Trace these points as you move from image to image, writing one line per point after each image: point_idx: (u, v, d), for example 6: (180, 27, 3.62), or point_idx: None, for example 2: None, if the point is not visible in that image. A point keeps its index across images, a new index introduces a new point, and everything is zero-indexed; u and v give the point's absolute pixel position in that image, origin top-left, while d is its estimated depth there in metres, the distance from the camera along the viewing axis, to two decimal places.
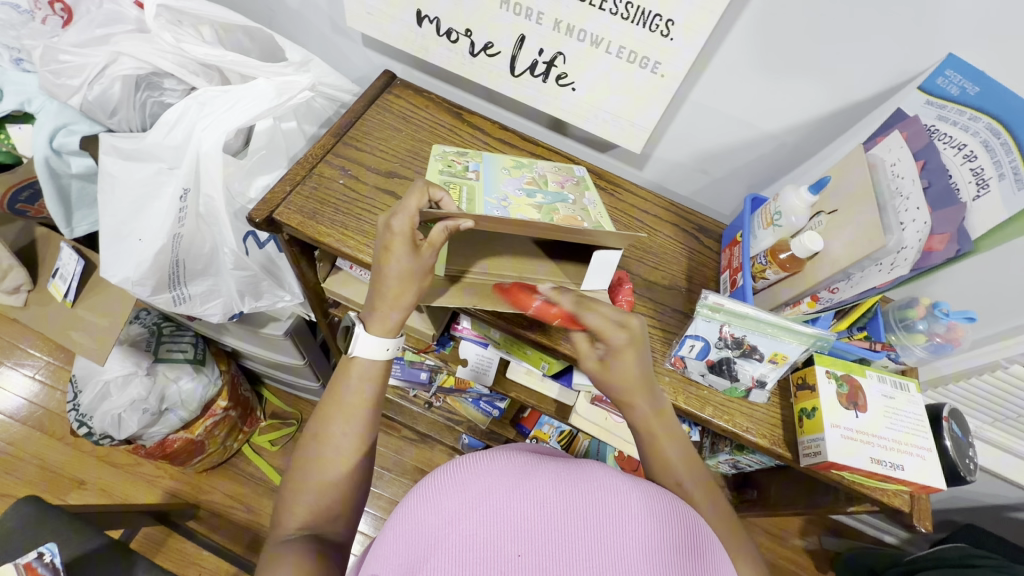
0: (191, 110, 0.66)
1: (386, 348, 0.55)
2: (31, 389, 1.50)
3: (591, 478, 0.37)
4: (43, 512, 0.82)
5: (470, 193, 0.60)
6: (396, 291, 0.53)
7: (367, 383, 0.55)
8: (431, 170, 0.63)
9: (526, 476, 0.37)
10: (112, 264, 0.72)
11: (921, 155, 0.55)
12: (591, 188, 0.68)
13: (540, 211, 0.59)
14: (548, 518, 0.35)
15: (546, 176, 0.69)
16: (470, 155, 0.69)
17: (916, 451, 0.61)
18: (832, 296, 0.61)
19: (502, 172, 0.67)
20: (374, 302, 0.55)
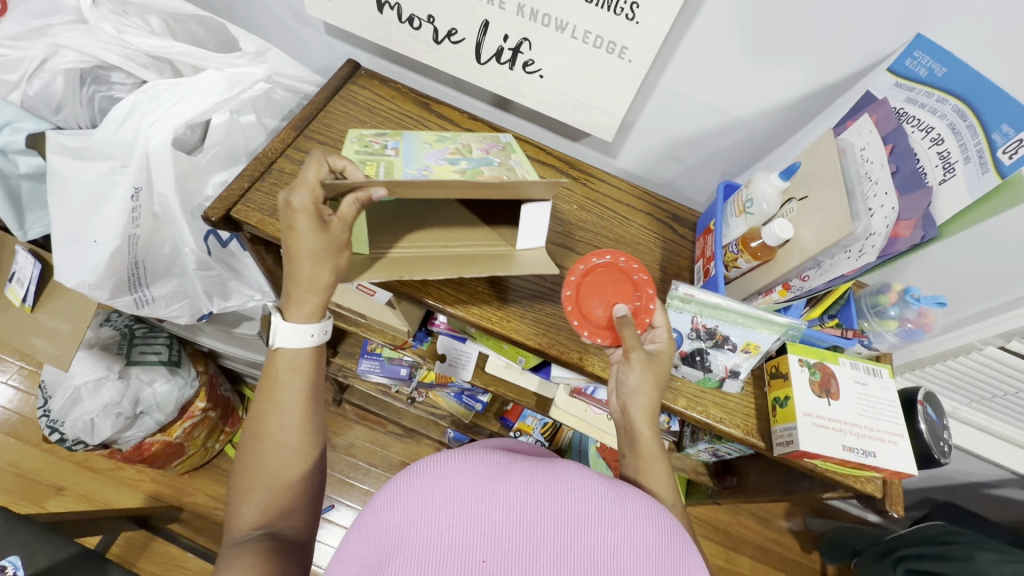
0: (140, 105, 0.63)
1: (309, 334, 0.56)
2: (3, 395, 1.46)
3: (565, 480, 0.37)
4: (9, 523, 0.80)
5: (387, 167, 0.57)
6: (310, 270, 0.53)
7: (295, 372, 0.57)
8: (345, 151, 0.60)
9: (498, 477, 0.36)
10: (67, 267, 0.68)
11: (890, 138, 0.54)
12: (516, 151, 0.67)
13: (464, 175, 0.57)
14: (517, 520, 0.34)
15: (470, 145, 0.67)
16: (390, 135, 0.67)
17: (888, 437, 0.61)
18: (802, 285, 0.61)
19: (423, 146, 0.64)
20: (289, 288, 0.54)
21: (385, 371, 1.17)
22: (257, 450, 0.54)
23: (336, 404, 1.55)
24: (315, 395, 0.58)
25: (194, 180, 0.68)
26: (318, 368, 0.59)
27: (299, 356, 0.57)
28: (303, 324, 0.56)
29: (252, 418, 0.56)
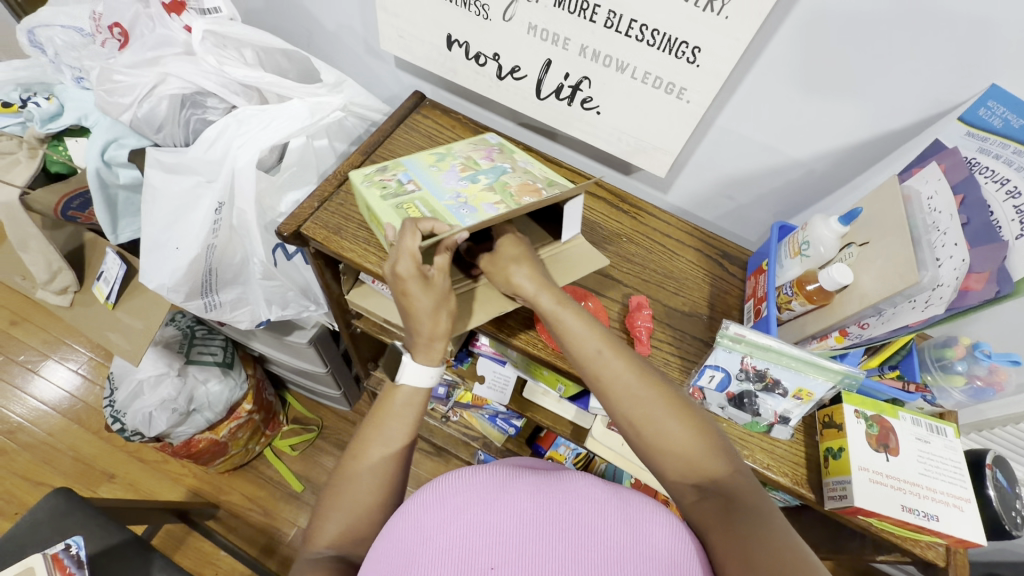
0: (230, 128, 0.69)
1: (431, 377, 0.59)
2: (71, 382, 1.57)
3: (557, 492, 0.48)
4: (73, 504, 0.86)
5: (427, 206, 0.61)
6: (432, 325, 0.58)
7: (410, 403, 0.58)
8: (374, 200, 0.62)
9: (503, 491, 0.47)
10: (151, 270, 0.75)
11: (960, 188, 0.52)
12: (516, 151, 0.72)
13: (496, 192, 0.63)
14: (517, 523, 0.45)
15: (471, 156, 0.70)
16: (391, 167, 0.68)
17: (953, 501, 0.57)
18: (861, 332, 0.58)
19: (432, 169, 0.67)
20: (415, 341, 0.59)
21: None
22: (350, 469, 0.54)
23: None
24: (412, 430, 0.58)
25: (272, 197, 0.73)
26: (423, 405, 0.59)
27: (417, 394, 0.59)
28: (420, 367, 0.58)
29: (357, 434, 0.57)
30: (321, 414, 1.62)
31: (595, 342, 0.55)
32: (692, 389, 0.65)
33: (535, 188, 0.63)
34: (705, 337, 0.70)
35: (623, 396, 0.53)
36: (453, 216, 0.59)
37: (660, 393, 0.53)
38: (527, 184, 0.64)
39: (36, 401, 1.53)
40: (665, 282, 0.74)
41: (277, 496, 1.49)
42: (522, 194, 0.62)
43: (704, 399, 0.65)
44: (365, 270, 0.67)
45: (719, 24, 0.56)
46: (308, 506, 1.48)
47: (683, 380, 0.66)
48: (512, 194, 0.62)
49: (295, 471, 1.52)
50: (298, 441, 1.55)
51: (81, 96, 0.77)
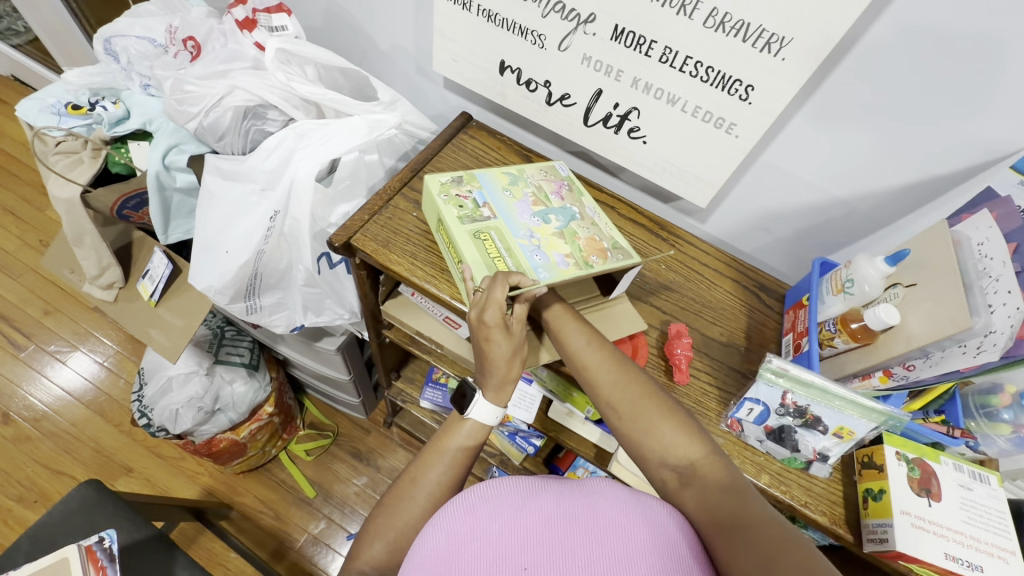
0: (288, 140, 0.72)
1: (494, 416, 0.61)
2: (97, 374, 1.60)
3: (582, 499, 0.49)
4: (103, 496, 0.87)
5: (502, 240, 0.64)
6: (508, 366, 0.59)
7: (471, 440, 0.61)
8: (451, 222, 0.64)
9: (530, 498, 0.49)
10: (201, 272, 0.77)
11: (1014, 236, 0.52)
12: (585, 193, 0.74)
13: (566, 241, 0.66)
14: (545, 528, 0.47)
15: (542, 187, 0.73)
16: (466, 180, 0.70)
17: (997, 552, 0.56)
18: (907, 374, 0.58)
19: (505, 195, 0.70)
20: (489, 379, 0.60)
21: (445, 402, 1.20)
22: (406, 490, 0.57)
23: (386, 426, 1.59)
24: (466, 462, 0.60)
25: (324, 207, 0.75)
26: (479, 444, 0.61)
27: (483, 430, 0.61)
28: (487, 405, 0.61)
29: (417, 459, 0.59)
30: (337, 421, 1.63)
31: (584, 339, 0.60)
32: (729, 421, 0.65)
33: (602, 247, 0.66)
34: (742, 368, 0.70)
35: (607, 387, 0.56)
36: (529, 264, 0.62)
37: (640, 385, 0.56)
38: (595, 240, 0.67)
39: (64, 390, 1.56)
40: (702, 311, 0.75)
41: (289, 500, 1.49)
42: (589, 251, 0.65)
43: (741, 431, 0.65)
44: (410, 283, 0.69)
45: (775, 65, 0.58)
46: (319, 513, 1.48)
47: (720, 412, 0.67)
48: (580, 250, 0.65)
49: (309, 476, 1.53)
50: (313, 446, 1.56)
51: (147, 102, 0.81)
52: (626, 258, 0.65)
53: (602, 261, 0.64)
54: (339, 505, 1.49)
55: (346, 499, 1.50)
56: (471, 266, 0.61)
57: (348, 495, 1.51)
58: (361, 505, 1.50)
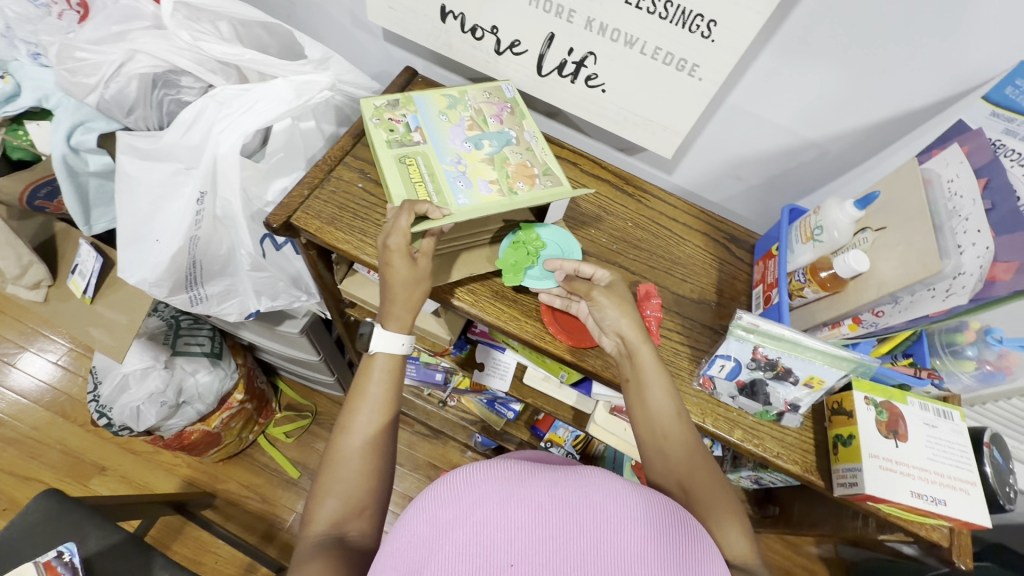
0: (208, 110, 0.65)
1: (402, 343, 0.60)
2: (53, 374, 1.52)
3: (587, 484, 0.39)
4: (64, 506, 0.83)
5: (428, 165, 0.64)
6: (409, 297, 0.58)
7: (388, 372, 0.59)
8: (377, 142, 0.64)
9: (522, 484, 0.39)
10: (131, 264, 0.71)
11: (984, 172, 0.51)
12: (526, 117, 0.71)
13: (494, 167, 0.65)
14: (540, 525, 0.37)
15: (481, 110, 0.71)
16: (403, 104, 0.69)
17: (959, 486, 0.57)
18: (876, 320, 0.57)
19: (441, 119, 0.69)
20: (386, 309, 0.58)
21: (421, 375, 1.14)
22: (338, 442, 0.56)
23: None
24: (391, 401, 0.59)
25: (257, 184, 0.68)
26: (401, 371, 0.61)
27: (395, 361, 0.60)
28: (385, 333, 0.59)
29: (343, 410, 0.58)
30: (315, 400, 1.60)
31: (671, 399, 0.56)
32: (701, 379, 0.64)
33: (529, 173, 0.66)
34: (713, 324, 0.69)
35: (680, 458, 0.55)
36: (450, 188, 0.62)
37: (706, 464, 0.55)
38: (525, 166, 0.67)
39: (17, 395, 1.47)
40: (673, 269, 0.72)
41: (274, 483, 1.47)
42: (517, 177, 0.65)
43: (714, 388, 0.64)
44: (361, 262, 0.64)
45: None
46: (307, 492, 1.47)
47: (692, 370, 0.65)
48: (506, 175, 0.65)
49: (291, 457, 1.51)
50: (292, 428, 1.53)
51: (40, 74, 0.69)
52: (555, 184, 0.65)
53: (527, 188, 0.64)
54: None
55: None
56: (391, 187, 0.61)
57: None
58: None
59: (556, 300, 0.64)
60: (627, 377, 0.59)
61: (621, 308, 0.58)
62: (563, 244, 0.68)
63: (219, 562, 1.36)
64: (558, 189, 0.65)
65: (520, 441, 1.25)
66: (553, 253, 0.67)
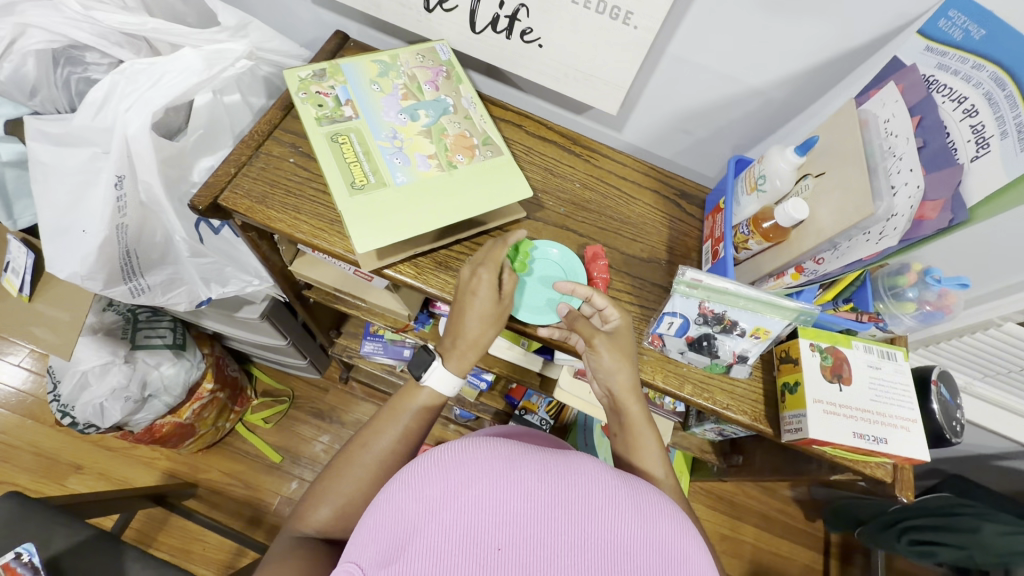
0: (119, 86, 0.61)
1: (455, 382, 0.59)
2: (15, 376, 1.48)
3: (579, 470, 0.38)
4: (27, 508, 0.82)
5: (362, 142, 0.60)
6: (484, 340, 0.58)
7: (417, 408, 0.60)
8: (307, 122, 0.60)
9: (511, 466, 0.37)
10: (58, 258, 0.66)
11: (918, 110, 0.50)
12: (463, 80, 0.67)
13: (432, 140, 0.63)
14: (529, 511, 0.35)
15: (415, 77, 0.66)
16: (331, 74, 0.65)
17: (901, 423, 0.59)
18: (817, 268, 0.57)
19: (373, 89, 0.64)
20: (459, 353, 0.59)
21: (390, 353, 1.18)
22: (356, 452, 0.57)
23: (343, 381, 1.56)
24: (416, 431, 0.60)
25: (180, 165, 0.66)
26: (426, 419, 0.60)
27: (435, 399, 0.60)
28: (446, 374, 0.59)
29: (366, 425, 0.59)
30: (291, 384, 1.58)
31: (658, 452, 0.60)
32: (651, 337, 0.64)
33: (468, 145, 0.63)
34: (665, 283, 0.69)
35: None
36: (387, 167, 0.60)
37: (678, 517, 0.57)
38: (464, 136, 0.64)
39: None
40: (623, 229, 0.71)
41: (256, 468, 1.48)
42: (456, 150, 0.63)
43: (663, 345, 0.64)
44: (298, 241, 0.62)
45: None
46: (290, 475, 1.48)
47: (643, 328, 0.65)
48: (445, 149, 0.62)
49: (272, 443, 1.51)
50: (270, 414, 1.53)
51: None
52: (494, 156, 0.63)
53: (467, 161, 0.62)
54: (310, 464, 1.49)
55: (315, 458, 1.50)
56: (325, 170, 0.58)
57: (316, 454, 1.50)
58: None
59: (556, 333, 0.62)
60: (616, 429, 0.63)
61: (624, 364, 0.59)
62: (567, 267, 0.65)
63: (207, 549, 1.37)
64: (498, 159, 0.64)
65: (496, 411, 1.26)
66: (556, 277, 0.64)
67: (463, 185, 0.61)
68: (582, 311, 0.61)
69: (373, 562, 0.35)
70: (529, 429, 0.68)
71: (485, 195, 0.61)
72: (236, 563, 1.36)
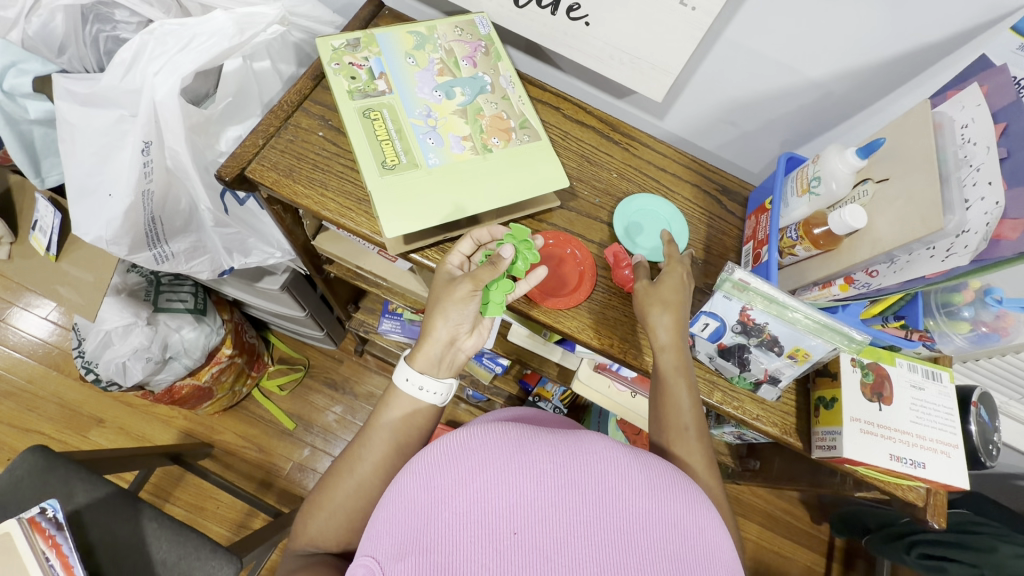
0: (148, 47, 0.58)
1: (420, 387, 0.54)
2: (41, 328, 1.51)
3: (590, 449, 0.36)
4: (51, 462, 0.84)
5: (395, 120, 0.58)
6: (437, 325, 0.53)
7: (406, 418, 0.54)
8: (338, 93, 0.58)
9: (520, 448, 0.35)
10: (84, 221, 0.65)
11: (1002, 116, 0.45)
12: (503, 57, 0.64)
13: (467, 120, 0.60)
14: (542, 493, 0.34)
15: (453, 51, 0.63)
16: (365, 44, 0.62)
17: (940, 448, 0.56)
18: (869, 280, 0.54)
19: (407, 63, 0.61)
20: (416, 343, 0.54)
21: (407, 332, 1.17)
22: (342, 470, 0.53)
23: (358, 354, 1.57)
24: (404, 445, 0.55)
25: (207, 134, 0.65)
26: (416, 425, 0.55)
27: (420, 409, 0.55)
28: (403, 366, 0.55)
29: (353, 441, 0.54)
30: (306, 353, 1.59)
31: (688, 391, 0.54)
32: None
33: (506, 127, 0.60)
34: (700, 283, 0.65)
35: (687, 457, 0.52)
36: (419, 147, 0.57)
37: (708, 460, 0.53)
38: (500, 118, 0.61)
39: (8, 350, 1.48)
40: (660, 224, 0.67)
41: (270, 433, 1.50)
42: (492, 132, 0.60)
43: (693, 347, 0.62)
44: (324, 218, 0.60)
45: None
46: (302, 442, 1.50)
47: None
48: (480, 131, 0.59)
49: (286, 409, 1.53)
50: (285, 381, 1.54)
51: None
52: (533, 140, 0.61)
53: (503, 145, 0.60)
54: (321, 433, 1.51)
55: (327, 427, 1.52)
56: (356, 147, 0.56)
57: (328, 423, 1.52)
58: (343, 430, 1.52)
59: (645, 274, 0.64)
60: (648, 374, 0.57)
61: (661, 307, 0.55)
62: (673, 224, 0.67)
63: (220, 508, 1.41)
64: (534, 145, 0.61)
65: (508, 395, 1.25)
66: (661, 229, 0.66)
67: (497, 170, 0.58)
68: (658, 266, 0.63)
69: (389, 556, 0.34)
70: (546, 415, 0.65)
71: (520, 183, 0.58)
72: (248, 523, 1.40)
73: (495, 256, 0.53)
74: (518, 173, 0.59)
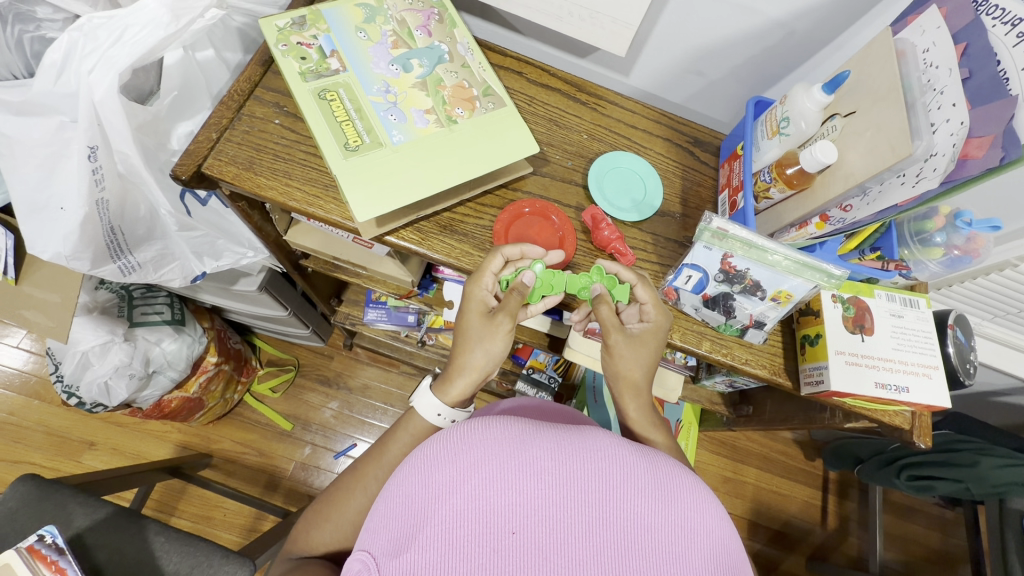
0: (77, 45, 0.55)
1: (438, 413, 0.55)
2: (14, 358, 1.46)
3: (594, 448, 0.35)
4: (44, 488, 0.82)
5: (352, 99, 0.56)
6: (478, 364, 0.55)
7: (416, 439, 0.56)
8: (290, 76, 0.55)
9: (522, 446, 0.35)
10: (37, 239, 0.62)
11: (961, 37, 0.46)
12: (458, 23, 0.62)
13: (428, 93, 0.58)
14: (543, 493, 0.33)
15: (405, 21, 0.60)
16: (312, 22, 0.58)
17: (922, 371, 0.58)
18: (843, 216, 0.54)
19: (359, 38, 0.59)
20: (448, 378, 0.55)
21: (393, 319, 1.16)
22: (353, 486, 0.55)
23: (347, 348, 1.55)
24: None
25: (155, 133, 0.62)
26: None
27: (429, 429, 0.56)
28: (432, 401, 0.55)
29: (362, 458, 0.56)
30: (295, 353, 1.57)
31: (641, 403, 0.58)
32: (666, 289, 0.61)
33: (468, 97, 0.59)
34: (680, 237, 0.65)
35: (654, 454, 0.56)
36: (381, 125, 0.55)
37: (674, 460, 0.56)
38: (462, 87, 0.59)
39: None
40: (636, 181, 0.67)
41: (268, 436, 1.49)
42: (455, 102, 0.58)
43: (678, 299, 0.62)
44: (292, 209, 0.58)
45: None
46: (302, 441, 1.49)
47: (657, 282, 0.63)
48: (443, 103, 0.58)
49: (281, 411, 1.51)
50: (277, 382, 1.53)
51: None
52: (497, 107, 0.59)
53: (468, 115, 0.58)
54: (320, 430, 1.51)
55: (326, 424, 1.51)
56: (316, 131, 0.53)
57: (326, 420, 1.52)
58: (342, 425, 1.52)
59: (625, 232, 0.64)
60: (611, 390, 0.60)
61: (637, 362, 0.57)
62: (644, 176, 0.67)
63: (227, 515, 1.40)
64: (501, 112, 0.59)
65: (503, 371, 1.26)
66: (633, 182, 0.66)
67: (464, 143, 0.56)
68: (632, 226, 0.64)
69: (384, 552, 0.34)
70: (544, 400, 0.69)
71: (488, 152, 0.57)
72: (257, 526, 1.40)
73: (516, 285, 0.54)
74: (488, 142, 0.57)
